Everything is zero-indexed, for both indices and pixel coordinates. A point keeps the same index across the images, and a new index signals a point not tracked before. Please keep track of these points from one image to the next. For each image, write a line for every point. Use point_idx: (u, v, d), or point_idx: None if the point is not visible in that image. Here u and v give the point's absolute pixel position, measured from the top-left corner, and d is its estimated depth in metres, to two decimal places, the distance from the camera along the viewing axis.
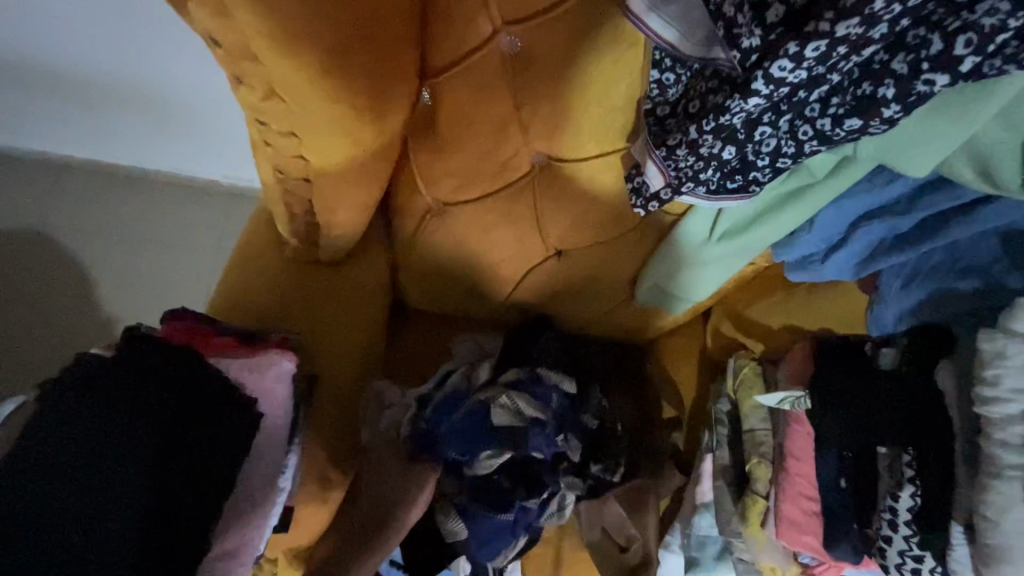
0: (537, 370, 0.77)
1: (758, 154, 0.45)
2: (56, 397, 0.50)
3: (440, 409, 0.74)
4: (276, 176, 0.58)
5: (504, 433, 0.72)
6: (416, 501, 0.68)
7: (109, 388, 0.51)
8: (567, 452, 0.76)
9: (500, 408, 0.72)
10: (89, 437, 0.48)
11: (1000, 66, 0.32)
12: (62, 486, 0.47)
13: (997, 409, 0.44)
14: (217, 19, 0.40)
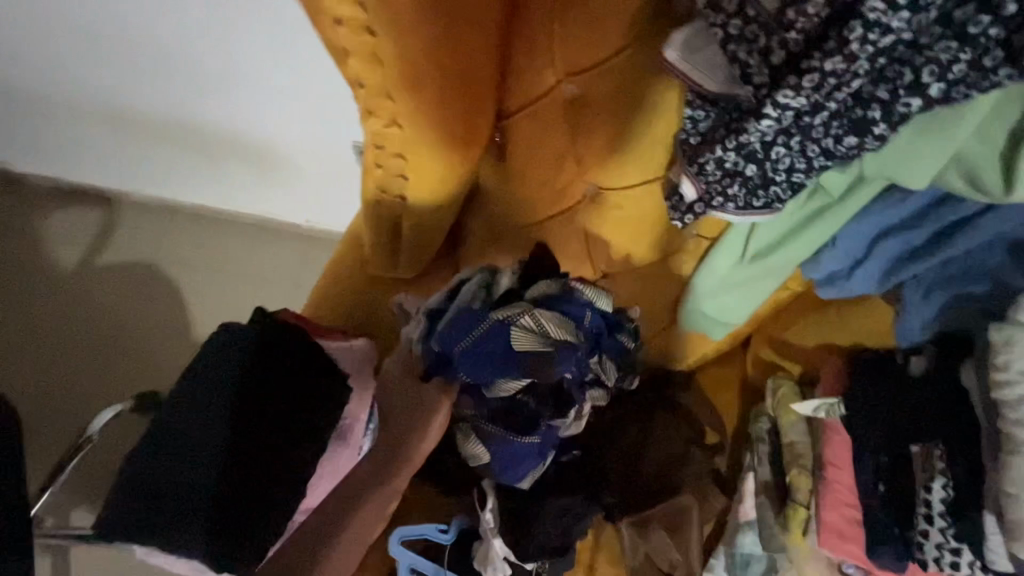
0: (569, 284, 0.72)
1: (776, 171, 0.53)
2: (224, 353, 0.62)
3: (450, 331, 0.68)
4: (375, 196, 0.72)
5: (528, 359, 0.67)
6: (431, 427, 0.71)
7: (267, 358, 0.63)
8: (595, 372, 0.75)
9: (523, 331, 0.67)
10: (249, 393, 0.61)
11: (963, 91, 0.42)
12: (224, 426, 0.60)
13: (1008, 392, 0.51)
14: (369, 66, 0.50)
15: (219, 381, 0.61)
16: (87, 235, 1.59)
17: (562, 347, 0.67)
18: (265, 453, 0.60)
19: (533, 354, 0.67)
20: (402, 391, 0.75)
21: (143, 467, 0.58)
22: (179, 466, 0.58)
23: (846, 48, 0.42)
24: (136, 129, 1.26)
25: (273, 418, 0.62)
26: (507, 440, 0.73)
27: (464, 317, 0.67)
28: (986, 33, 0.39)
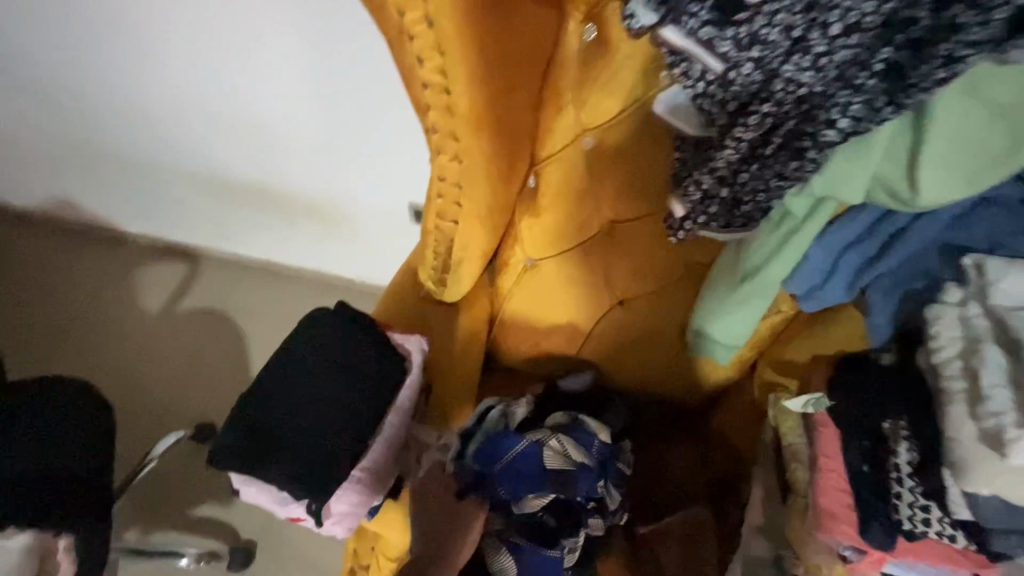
0: (577, 416, 0.96)
1: (746, 193, 0.68)
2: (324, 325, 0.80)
3: (488, 452, 0.91)
4: (436, 221, 0.89)
5: (553, 473, 0.89)
6: (466, 538, 0.88)
7: (351, 339, 0.79)
8: (606, 498, 0.92)
9: (551, 450, 0.90)
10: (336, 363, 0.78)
11: (863, 125, 0.58)
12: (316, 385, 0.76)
13: (940, 352, 0.59)
14: (443, 115, 0.69)
15: (312, 352, 0.78)
16: (174, 283, 1.86)
17: (579, 466, 0.91)
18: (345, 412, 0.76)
19: (556, 472, 0.90)
20: (435, 503, 0.90)
21: (253, 414, 0.75)
22: (283, 415, 0.75)
23: (774, 96, 0.60)
24: (242, 188, 1.58)
25: (352, 386, 0.77)
26: (531, 550, 0.90)
27: (502, 441, 0.90)
28: (867, 83, 0.56)
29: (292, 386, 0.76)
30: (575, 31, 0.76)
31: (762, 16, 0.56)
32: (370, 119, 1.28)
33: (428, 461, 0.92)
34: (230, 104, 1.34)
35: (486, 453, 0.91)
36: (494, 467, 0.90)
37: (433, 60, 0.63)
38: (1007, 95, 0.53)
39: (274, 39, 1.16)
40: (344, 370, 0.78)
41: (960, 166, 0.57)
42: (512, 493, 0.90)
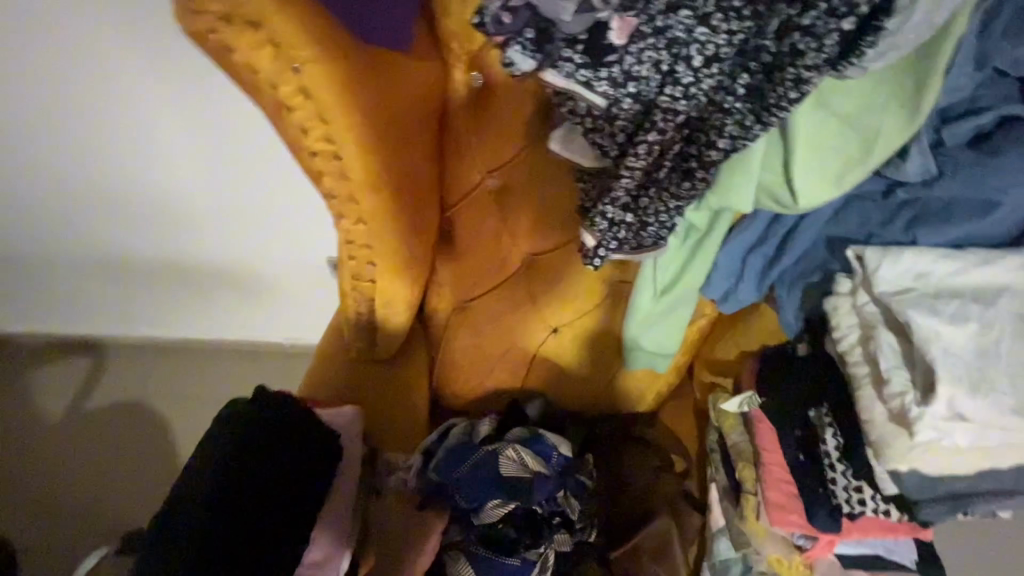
0: (537, 429, 0.98)
1: (649, 216, 0.71)
2: (246, 421, 0.73)
3: (451, 463, 0.94)
4: (353, 282, 0.86)
5: (511, 482, 0.92)
6: (425, 546, 0.88)
7: (281, 431, 0.74)
8: (567, 509, 0.95)
9: (508, 459, 0.92)
10: (266, 462, 0.71)
11: (741, 144, 0.61)
12: (245, 489, 0.69)
13: (845, 341, 0.63)
14: (339, 180, 0.67)
15: (242, 440, 0.71)
16: (74, 384, 1.66)
17: (537, 476, 0.92)
18: (290, 500, 0.72)
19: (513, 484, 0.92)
20: (403, 514, 0.92)
21: (182, 519, 0.67)
22: (212, 526, 0.66)
23: (657, 125, 0.62)
24: (142, 268, 1.46)
25: (294, 471, 0.73)
26: (492, 561, 0.90)
27: (466, 451, 0.94)
28: (735, 106, 0.59)
29: (222, 482, 0.69)
30: (462, 78, 0.77)
31: (630, 55, 0.57)
32: (273, 180, 1.23)
33: (393, 483, 0.95)
34: (115, 183, 1.25)
35: (449, 466, 0.94)
36: (456, 479, 0.93)
37: (317, 129, 0.61)
38: (850, 105, 0.57)
39: (153, 111, 1.10)
40: (282, 455, 0.72)
41: (823, 172, 0.60)
42: (473, 502, 0.92)
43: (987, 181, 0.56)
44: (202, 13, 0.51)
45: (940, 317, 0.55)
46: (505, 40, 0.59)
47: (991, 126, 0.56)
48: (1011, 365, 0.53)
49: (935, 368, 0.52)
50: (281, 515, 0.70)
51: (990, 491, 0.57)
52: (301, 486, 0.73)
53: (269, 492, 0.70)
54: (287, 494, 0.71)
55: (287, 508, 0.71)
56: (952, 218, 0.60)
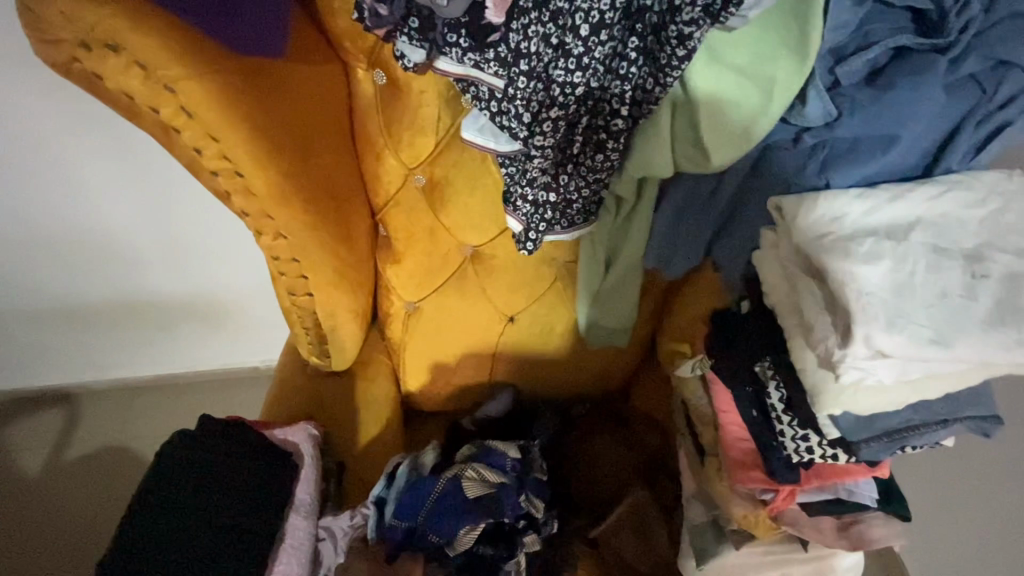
0: (485, 442, 0.94)
1: (572, 192, 0.71)
2: (195, 447, 0.72)
3: (408, 505, 0.89)
4: (290, 297, 0.84)
5: (478, 501, 0.88)
6: None
7: (232, 458, 0.72)
8: (532, 509, 0.91)
9: (469, 480, 0.89)
10: (220, 487, 0.71)
11: (643, 108, 0.61)
12: (201, 516, 0.69)
13: (774, 294, 0.62)
14: (246, 197, 0.65)
15: (178, 480, 0.70)
16: (49, 438, 1.64)
17: (498, 490, 0.89)
18: (248, 523, 0.70)
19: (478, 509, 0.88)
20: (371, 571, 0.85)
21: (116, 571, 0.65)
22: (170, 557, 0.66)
23: (558, 100, 0.61)
24: (96, 312, 1.43)
25: (251, 492, 0.72)
26: None
27: (418, 486, 0.89)
28: (632, 71, 0.59)
29: (160, 526, 0.68)
30: (365, 77, 0.73)
31: (514, 32, 0.56)
32: (210, 204, 1.21)
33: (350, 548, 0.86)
34: (51, 228, 1.22)
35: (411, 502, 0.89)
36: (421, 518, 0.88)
37: (209, 148, 0.59)
38: (743, 56, 0.56)
39: (74, 146, 1.08)
40: (220, 489, 0.71)
41: (731, 127, 0.59)
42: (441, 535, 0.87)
43: (886, 117, 0.55)
44: (59, 43, 0.50)
45: (855, 258, 0.54)
46: (390, 32, 0.59)
47: (885, 58, 0.56)
48: (925, 296, 0.53)
49: (850, 310, 0.52)
50: (239, 539, 0.69)
51: (922, 423, 0.57)
52: (259, 509, 0.71)
53: (204, 532, 0.68)
54: (245, 518, 0.70)
55: (245, 531, 0.70)
56: (861, 158, 0.58)
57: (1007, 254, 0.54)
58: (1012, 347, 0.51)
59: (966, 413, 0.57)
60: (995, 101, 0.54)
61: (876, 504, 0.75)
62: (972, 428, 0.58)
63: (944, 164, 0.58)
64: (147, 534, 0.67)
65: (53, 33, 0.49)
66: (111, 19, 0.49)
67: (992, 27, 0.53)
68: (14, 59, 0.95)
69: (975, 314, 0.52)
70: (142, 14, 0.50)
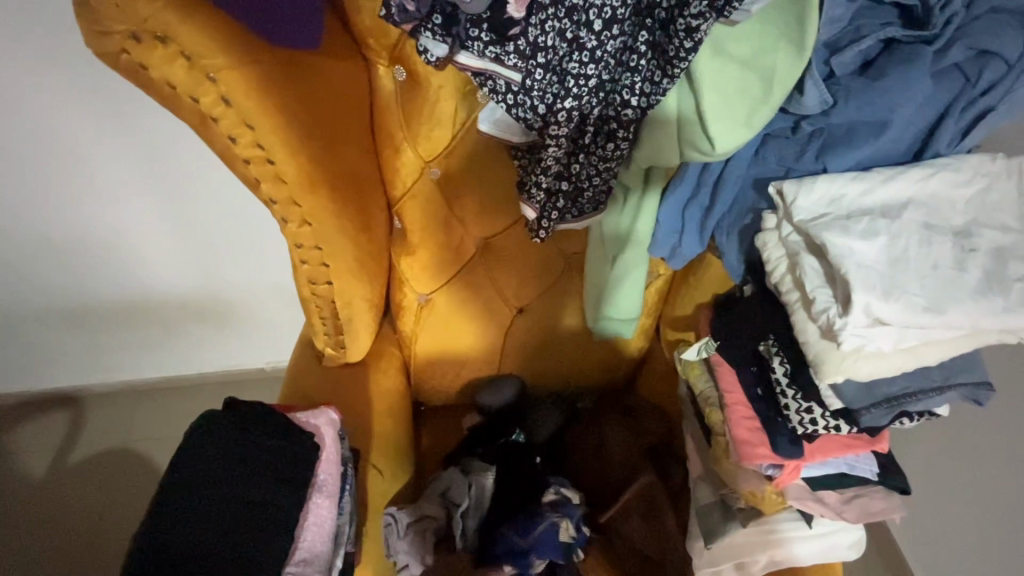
0: (565, 490, 1.00)
1: (584, 181, 0.75)
2: (224, 427, 0.75)
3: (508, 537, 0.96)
4: (310, 286, 0.86)
5: (565, 546, 0.96)
6: None
7: (260, 437, 0.75)
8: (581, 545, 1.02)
9: (563, 528, 0.96)
10: (246, 465, 0.73)
11: (652, 100, 0.64)
12: (227, 492, 0.71)
13: (778, 274, 0.65)
14: (276, 184, 0.68)
15: (209, 458, 0.72)
16: (53, 440, 1.63)
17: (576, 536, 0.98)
18: (274, 500, 0.72)
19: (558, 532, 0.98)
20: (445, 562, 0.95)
21: (141, 544, 0.65)
22: (195, 531, 0.67)
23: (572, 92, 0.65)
24: (106, 312, 1.44)
25: (278, 471, 0.74)
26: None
27: (524, 526, 0.96)
28: (641, 64, 0.63)
29: (185, 503, 0.69)
30: (386, 73, 0.77)
31: (532, 27, 0.60)
32: (224, 204, 1.24)
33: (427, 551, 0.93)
34: (67, 227, 1.24)
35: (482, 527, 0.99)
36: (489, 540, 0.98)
37: (244, 135, 0.62)
38: (744, 48, 0.61)
39: (92, 148, 1.11)
40: (252, 467, 0.73)
41: (734, 115, 0.63)
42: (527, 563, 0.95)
43: (877, 103, 0.59)
44: (110, 34, 0.53)
45: (852, 235, 0.59)
46: (415, 27, 0.63)
47: (876, 50, 0.61)
48: (919, 268, 0.57)
49: (849, 281, 0.56)
50: (265, 514, 0.71)
51: (918, 390, 0.61)
52: (284, 486, 0.74)
53: (237, 508, 0.70)
54: (272, 494, 0.73)
55: (271, 508, 0.72)
56: (854, 143, 0.63)
57: (993, 229, 0.59)
58: (1001, 314, 0.55)
59: (960, 380, 0.61)
60: (979, 87, 0.58)
61: (877, 478, 0.78)
62: (966, 394, 0.62)
63: (933, 148, 0.62)
64: (179, 510, 0.68)
65: (106, 24, 0.53)
66: (161, 10, 0.53)
67: (973, 19, 0.58)
68: (35, 63, 0.97)
69: (965, 283, 0.56)
70: (191, 8, 0.54)
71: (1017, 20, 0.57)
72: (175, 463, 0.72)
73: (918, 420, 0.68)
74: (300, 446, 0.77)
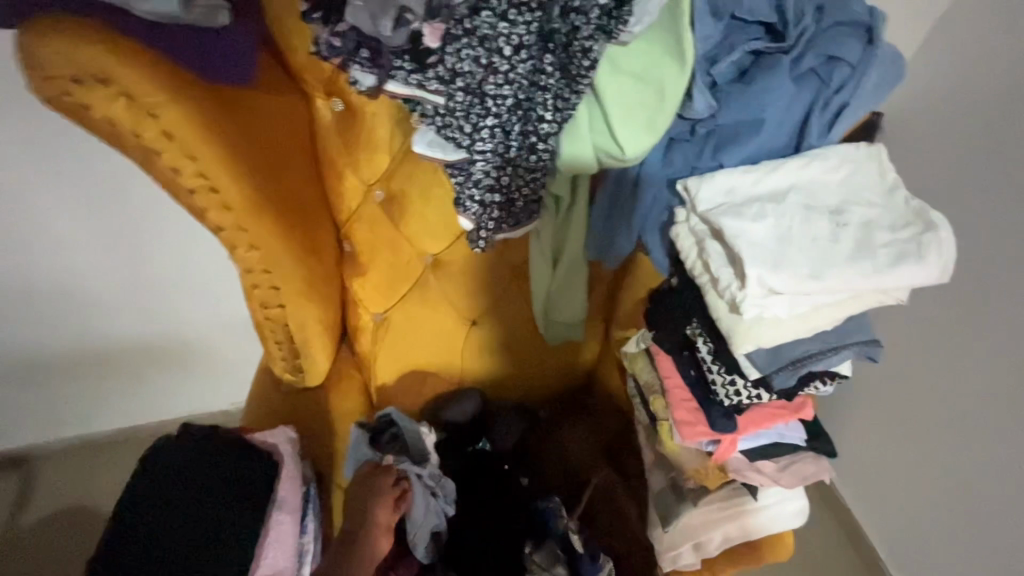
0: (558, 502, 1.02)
1: (515, 192, 0.81)
2: (177, 454, 0.76)
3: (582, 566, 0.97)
4: (263, 311, 0.89)
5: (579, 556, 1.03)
6: None
7: (213, 460, 0.76)
8: None
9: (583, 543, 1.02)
10: (202, 488, 0.74)
11: (564, 114, 0.72)
12: (183, 517, 0.72)
13: (690, 260, 0.72)
14: (221, 211, 0.72)
15: (166, 482, 0.74)
16: (0, 507, 1.54)
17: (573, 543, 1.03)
18: (232, 519, 0.74)
19: (542, 548, 0.95)
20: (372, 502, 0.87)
21: (103, 571, 0.68)
22: (155, 556, 0.69)
23: (492, 110, 0.72)
24: (57, 364, 1.41)
25: (234, 490, 0.75)
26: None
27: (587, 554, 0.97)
28: (550, 82, 0.71)
29: (145, 530, 0.71)
30: (324, 106, 0.82)
31: (449, 55, 0.68)
32: (177, 243, 1.25)
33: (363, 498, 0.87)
34: (13, 278, 1.22)
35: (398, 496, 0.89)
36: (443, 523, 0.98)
37: (188, 167, 0.66)
38: (636, 64, 0.69)
39: (37, 196, 1.11)
40: (209, 489, 0.74)
41: (638, 124, 0.72)
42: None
43: (753, 104, 0.69)
44: (50, 79, 0.58)
45: (744, 219, 0.67)
46: (344, 61, 0.69)
47: (748, 61, 0.71)
48: (802, 242, 0.65)
49: (742, 257, 0.63)
50: (222, 535, 0.72)
51: (818, 350, 0.69)
52: (240, 506, 0.75)
53: (191, 530, 0.72)
54: (228, 515, 0.74)
55: (228, 528, 0.73)
56: (742, 140, 0.71)
57: (861, 206, 0.68)
58: (873, 275, 0.63)
59: (853, 339, 0.69)
60: (833, 86, 0.68)
61: (805, 443, 0.86)
62: (860, 352, 0.70)
63: (807, 142, 0.71)
64: (135, 534, 0.70)
65: (47, 70, 0.57)
66: (99, 55, 0.57)
67: (823, 31, 0.68)
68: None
69: (842, 251, 0.64)
70: (128, 53, 0.58)
71: (857, 32, 0.68)
72: (135, 486, 0.74)
73: (831, 384, 0.76)
74: (255, 466, 0.77)
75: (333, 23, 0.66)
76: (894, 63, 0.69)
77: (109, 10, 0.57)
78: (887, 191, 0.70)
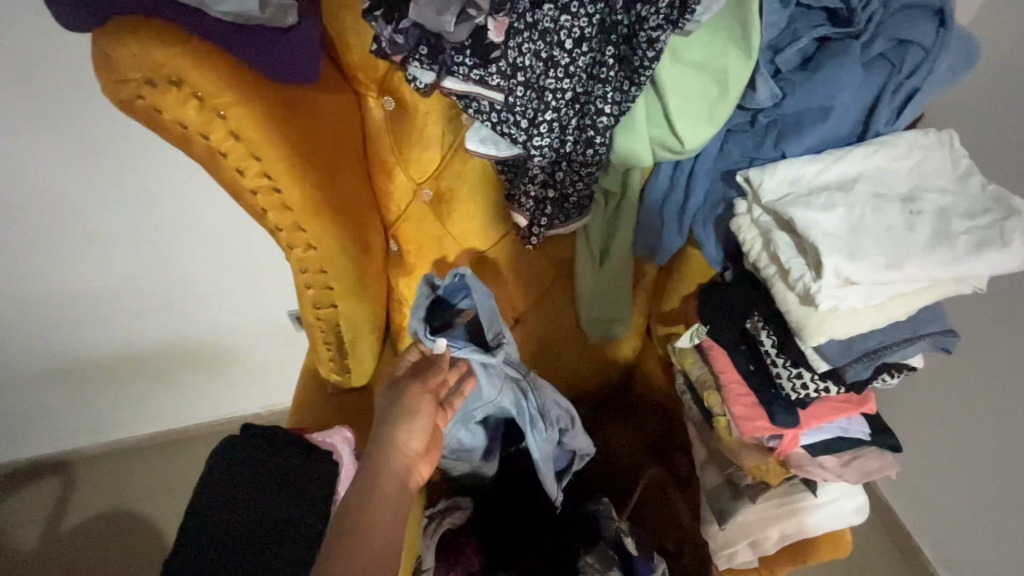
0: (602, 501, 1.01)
1: (570, 187, 0.81)
2: (242, 453, 0.77)
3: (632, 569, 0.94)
4: (314, 311, 0.89)
5: None
6: None
7: (278, 460, 0.77)
8: None
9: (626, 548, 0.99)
10: (269, 488, 0.74)
11: (623, 108, 0.71)
12: (253, 515, 0.72)
13: (754, 252, 0.71)
14: (282, 211, 0.72)
15: (231, 484, 0.74)
16: (44, 510, 1.56)
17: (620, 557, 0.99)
18: (299, 519, 0.73)
19: (593, 550, 0.93)
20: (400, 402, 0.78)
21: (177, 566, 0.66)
22: (228, 553, 0.68)
23: (551, 105, 0.71)
24: (99, 368, 1.42)
25: (300, 491, 0.75)
26: None
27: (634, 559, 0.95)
28: (611, 76, 0.70)
29: (216, 525, 0.70)
30: (375, 104, 0.82)
31: (510, 49, 0.67)
32: (218, 248, 1.25)
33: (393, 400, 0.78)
34: (57, 284, 1.23)
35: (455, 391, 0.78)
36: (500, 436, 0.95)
37: (252, 167, 0.67)
38: (698, 54, 0.68)
39: (82, 205, 1.11)
40: (273, 489, 0.75)
41: (698, 115, 0.71)
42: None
43: (820, 91, 0.67)
44: (126, 81, 0.59)
45: (814, 208, 0.65)
46: (404, 58, 0.69)
47: (812, 48, 0.70)
48: (877, 231, 0.63)
49: (818, 247, 0.62)
50: (291, 532, 0.72)
51: (893, 342, 0.67)
52: (306, 505, 0.74)
53: (263, 529, 0.71)
54: (296, 513, 0.73)
55: (296, 526, 0.73)
56: (806, 129, 0.70)
57: (935, 193, 0.67)
58: (953, 263, 0.61)
59: (928, 330, 0.67)
60: (904, 71, 0.67)
61: (870, 438, 0.84)
62: (935, 343, 0.68)
63: (873, 129, 0.70)
64: (205, 533, 0.69)
65: (123, 73, 0.58)
66: (174, 58, 0.58)
67: (891, 16, 0.67)
68: (21, 125, 0.97)
69: (918, 240, 0.62)
70: (203, 54, 0.59)
71: (928, 14, 0.66)
72: (203, 484, 0.74)
73: (898, 377, 0.74)
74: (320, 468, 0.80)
75: (396, 20, 0.65)
76: (965, 45, 0.67)
77: (183, 11, 0.58)
78: (959, 177, 0.68)
